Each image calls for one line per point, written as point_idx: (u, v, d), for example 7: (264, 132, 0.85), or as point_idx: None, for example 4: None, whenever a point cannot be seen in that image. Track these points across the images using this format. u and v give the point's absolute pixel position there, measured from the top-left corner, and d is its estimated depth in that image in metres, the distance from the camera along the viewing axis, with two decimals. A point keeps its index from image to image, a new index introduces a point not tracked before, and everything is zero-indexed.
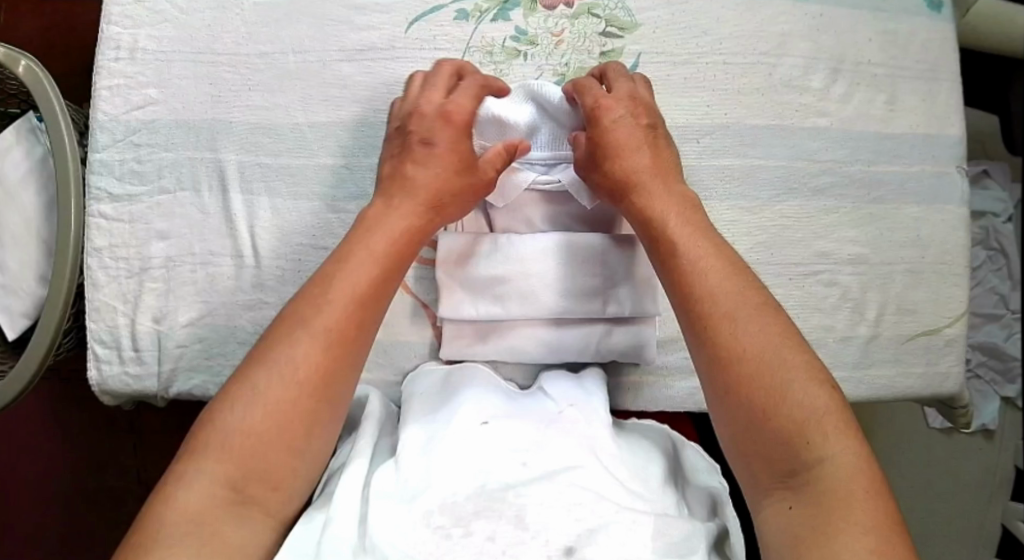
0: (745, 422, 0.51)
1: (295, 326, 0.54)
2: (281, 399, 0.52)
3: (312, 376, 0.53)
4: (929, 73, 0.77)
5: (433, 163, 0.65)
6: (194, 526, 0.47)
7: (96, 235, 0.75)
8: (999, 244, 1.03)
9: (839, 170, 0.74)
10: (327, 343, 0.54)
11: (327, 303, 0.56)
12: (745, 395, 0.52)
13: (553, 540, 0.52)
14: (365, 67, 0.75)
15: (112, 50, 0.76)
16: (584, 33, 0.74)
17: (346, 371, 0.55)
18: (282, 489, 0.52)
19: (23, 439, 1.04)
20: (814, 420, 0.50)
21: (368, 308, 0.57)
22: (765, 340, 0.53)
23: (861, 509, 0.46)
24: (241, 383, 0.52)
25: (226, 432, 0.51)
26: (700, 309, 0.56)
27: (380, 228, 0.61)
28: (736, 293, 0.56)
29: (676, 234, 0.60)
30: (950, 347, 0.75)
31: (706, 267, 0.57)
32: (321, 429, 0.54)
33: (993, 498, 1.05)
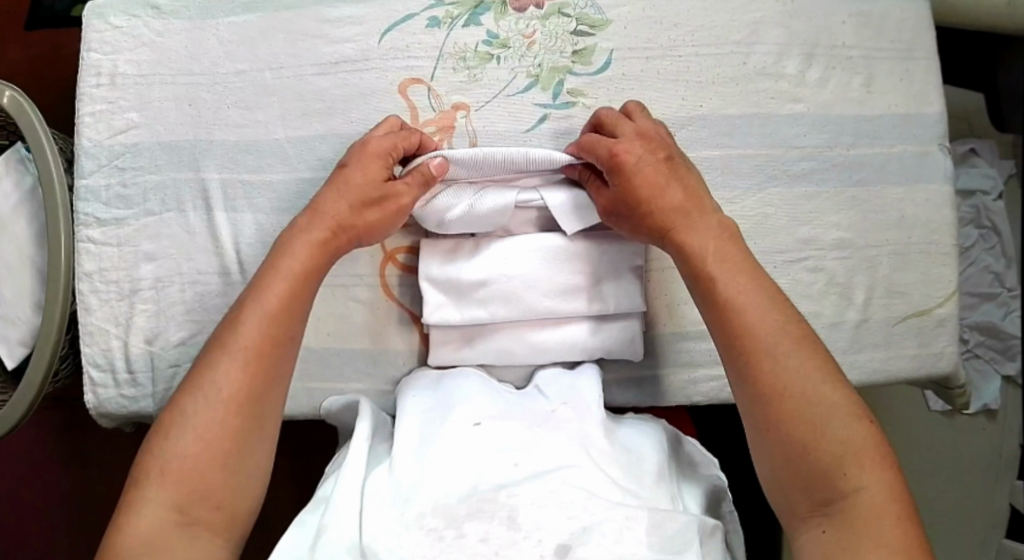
0: (783, 455, 0.51)
1: (213, 355, 0.55)
2: (206, 422, 0.52)
3: (233, 395, 0.53)
4: (905, 54, 0.76)
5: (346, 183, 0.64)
6: (146, 556, 0.48)
7: (86, 260, 0.76)
8: (991, 222, 1.03)
9: (820, 155, 0.74)
10: (243, 362, 0.54)
11: (239, 324, 0.56)
12: (783, 428, 0.51)
13: (547, 540, 0.52)
14: (341, 79, 0.75)
15: (93, 78, 0.77)
16: (555, 33, 0.74)
17: (268, 386, 0.55)
18: (226, 506, 0.51)
19: (31, 467, 1.05)
20: (853, 455, 0.50)
21: (282, 320, 0.57)
22: (807, 374, 0.52)
23: (893, 538, 0.47)
24: (169, 416, 0.53)
25: (158, 464, 0.51)
26: (742, 344, 0.55)
27: (294, 243, 0.61)
28: (775, 326, 0.55)
29: (711, 266, 0.59)
30: (943, 328, 0.74)
31: (750, 300, 0.56)
32: (250, 446, 0.53)
33: (999, 480, 1.03)
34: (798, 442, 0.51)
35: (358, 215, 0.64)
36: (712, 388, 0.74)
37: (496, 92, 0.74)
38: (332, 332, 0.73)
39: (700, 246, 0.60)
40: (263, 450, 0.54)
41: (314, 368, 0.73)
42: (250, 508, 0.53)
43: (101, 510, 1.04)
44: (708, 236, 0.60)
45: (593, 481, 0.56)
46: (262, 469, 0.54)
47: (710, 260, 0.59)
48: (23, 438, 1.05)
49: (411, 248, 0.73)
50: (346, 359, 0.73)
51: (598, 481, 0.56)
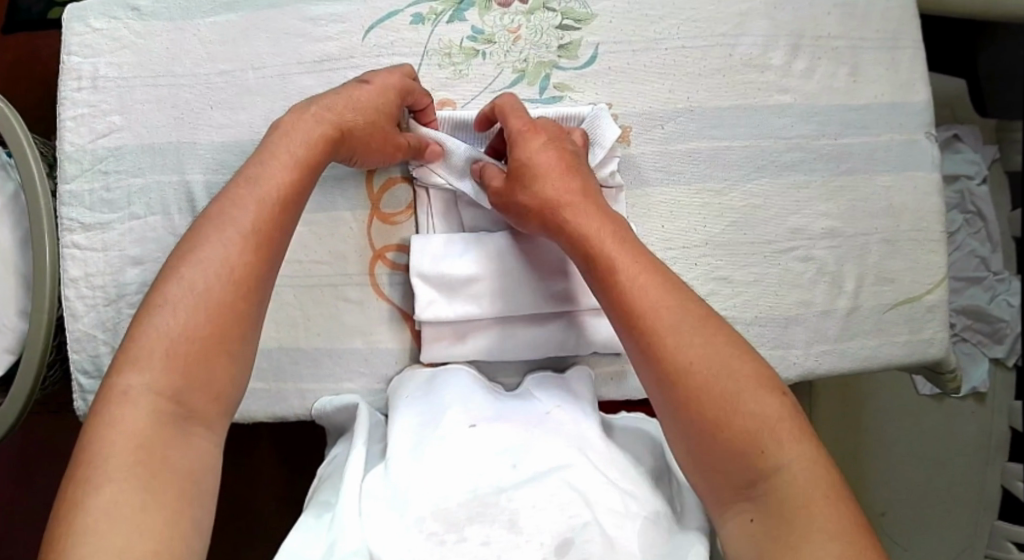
0: (697, 437, 0.50)
1: (212, 228, 0.53)
2: (216, 300, 0.50)
3: (236, 274, 0.52)
4: (890, 42, 0.77)
5: (353, 102, 0.63)
6: (143, 452, 0.46)
7: (72, 265, 0.75)
8: (975, 206, 1.04)
9: (808, 145, 0.74)
10: (248, 242, 0.53)
11: (241, 204, 0.54)
12: (695, 410, 0.50)
13: (548, 540, 0.52)
14: (325, 78, 0.75)
15: (74, 81, 0.76)
16: (541, 28, 0.74)
17: (266, 274, 0.54)
18: (221, 398, 0.50)
19: (21, 474, 1.04)
20: (769, 430, 0.49)
21: (282, 209, 0.56)
22: (709, 350, 0.52)
23: (821, 513, 0.46)
24: (168, 289, 0.50)
25: (155, 339, 0.49)
26: (643, 324, 0.54)
27: (292, 137, 0.59)
28: (676, 303, 0.54)
29: (614, 257, 0.57)
30: (932, 315, 0.75)
31: (646, 282, 0.55)
32: (251, 332, 0.52)
33: (990, 461, 1.05)
34: (710, 420, 0.50)
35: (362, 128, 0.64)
36: None
37: (482, 88, 0.73)
38: (321, 332, 0.73)
39: (597, 239, 0.59)
40: (257, 338, 0.53)
41: (305, 368, 0.73)
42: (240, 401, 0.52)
43: None
44: (606, 227, 0.60)
45: (591, 482, 0.56)
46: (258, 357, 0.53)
47: (612, 251, 0.58)
48: (12, 444, 1.04)
49: (400, 246, 0.73)
50: (338, 359, 0.73)
51: (597, 484, 0.56)
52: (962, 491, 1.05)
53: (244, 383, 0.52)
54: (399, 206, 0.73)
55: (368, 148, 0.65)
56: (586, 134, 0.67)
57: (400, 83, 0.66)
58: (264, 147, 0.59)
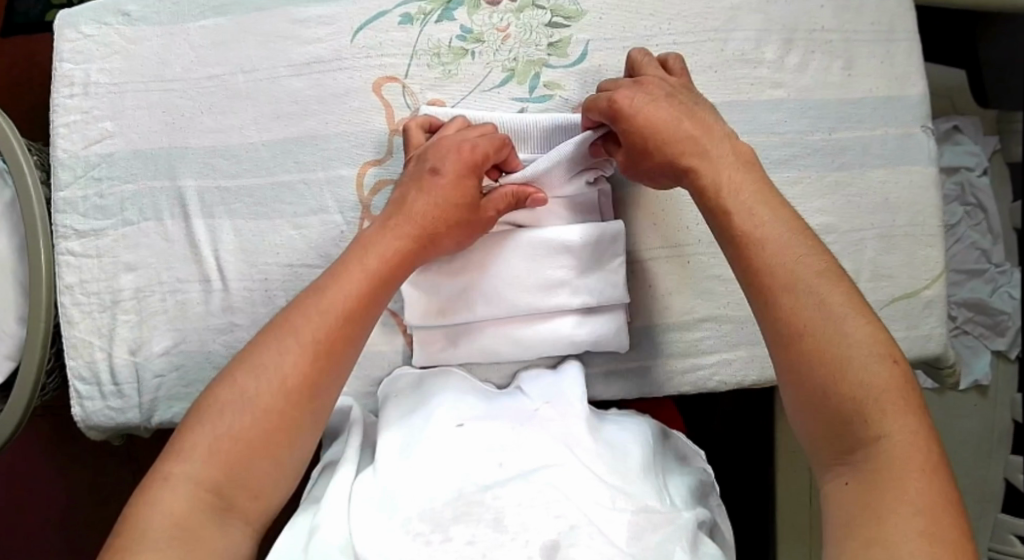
0: (806, 396, 0.49)
1: (281, 336, 0.53)
2: (266, 404, 0.51)
3: (298, 382, 0.52)
4: (885, 35, 0.76)
5: (425, 200, 0.63)
6: (179, 531, 0.46)
7: (66, 272, 0.75)
8: (976, 199, 1.02)
9: (802, 141, 0.73)
10: (314, 354, 0.53)
11: (314, 312, 0.54)
12: (806, 368, 0.49)
13: (534, 541, 0.50)
14: (314, 80, 0.74)
15: (66, 89, 0.76)
16: (530, 26, 0.73)
17: (334, 381, 0.54)
18: (263, 496, 0.50)
19: (23, 478, 1.04)
20: (876, 394, 0.47)
21: (358, 322, 0.56)
22: (830, 308, 0.50)
23: (914, 487, 0.44)
24: (223, 391, 0.51)
25: (208, 434, 0.49)
26: (760, 279, 0.52)
27: (372, 248, 0.59)
28: (799, 260, 0.52)
29: (730, 205, 0.56)
30: (931, 310, 0.74)
31: (770, 236, 0.54)
32: (303, 438, 0.52)
33: (993, 454, 1.03)
34: (815, 385, 0.48)
35: (441, 227, 0.63)
36: (700, 378, 0.73)
37: (472, 87, 0.73)
38: None
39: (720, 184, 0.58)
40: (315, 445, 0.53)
41: None
42: (281, 503, 0.52)
43: (94, 516, 1.04)
44: (730, 171, 0.59)
45: (578, 480, 0.55)
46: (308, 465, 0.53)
47: (737, 199, 0.56)
48: (16, 449, 1.05)
49: None
50: None
51: (585, 481, 0.55)
52: (965, 484, 1.03)
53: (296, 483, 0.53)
54: None
55: (449, 242, 0.64)
56: (679, 59, 0.68)
57: (476, 158, 0.64)
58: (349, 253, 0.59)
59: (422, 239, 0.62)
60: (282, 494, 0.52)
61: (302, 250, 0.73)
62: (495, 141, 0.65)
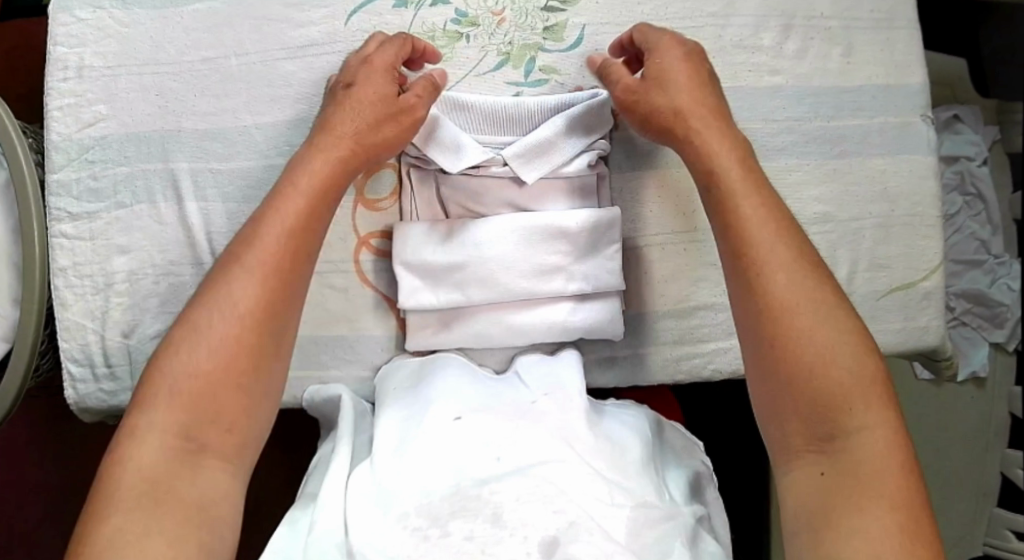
0: (786, 383, 0.50)
1: (228, 270, 0.54)
2: (222, 336, 0.52)
3: (251, 308, 0.53)
4: (885, 22, 0.75)
5: (347, 114, 0.63)
6: (152, 481, 0.47)
7: (60, 255, 0.75)
8: (976, 189, 1.02)
9: (800, 128, 0.73)
10: (262, 276, 0.54)
11: (256, 240, 0.55)
12: (785, 352, 0.51)
13: (532, 536, 0.49)
14: (309, 64, 0.74)
15: (60, 70, 0.75)
16: (526, 10, 0.72)
17: (285, 303, 0.55)
18: (235, 432, 0.51)
19: (19, 461, 1.05)
20: (856, 389, 0.49)
21: (298, 241, 0.57)
22: (813, 298, 0.52)
23: (887, 483, 0.46)
24: (179, 335, 0.52)
25: (171, 381, 0.50)
26: (748, 259, 0.54)
27: (301, 173, 0.60)
28: (785, 245, 0.54)
29: (736, 184, 0.57)
30: (928, 301, 0.73)
31: (765, 220, 0.55)
32: (265, 366, 0.53)
33: (989, 447, 1.02)
34: (798, 370, 0.50)
35: (375, 133, 0.63)
36: (694, 367, 0.73)
37: (466, 71, 0.72)
38: (307, 321, 0.73)
39: (721, 154, 0.59)
40: (277, 373, 0.54)
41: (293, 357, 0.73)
42: (257, 441, 0.53)
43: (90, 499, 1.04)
44: (732, 145, 0.60)
45: (576, 475, 0.55)
46: (276, 396, 0.54)
47: (732, 177, 0.58)
48: (12, 432, 1.05)
49: (385, 233, 0.72)
50: (324, 347, 0.73)
51: (584, 476, 0.55)
52: (960, 477, 1.02)
53: (265, 414, 0.53)
54: (382, 192, 0.72)
55: (389, 141, 0.63)
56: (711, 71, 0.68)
57: (386, 60, 0.65)
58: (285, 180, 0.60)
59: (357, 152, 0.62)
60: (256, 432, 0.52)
61: None
62: (394, 46, 0.66)
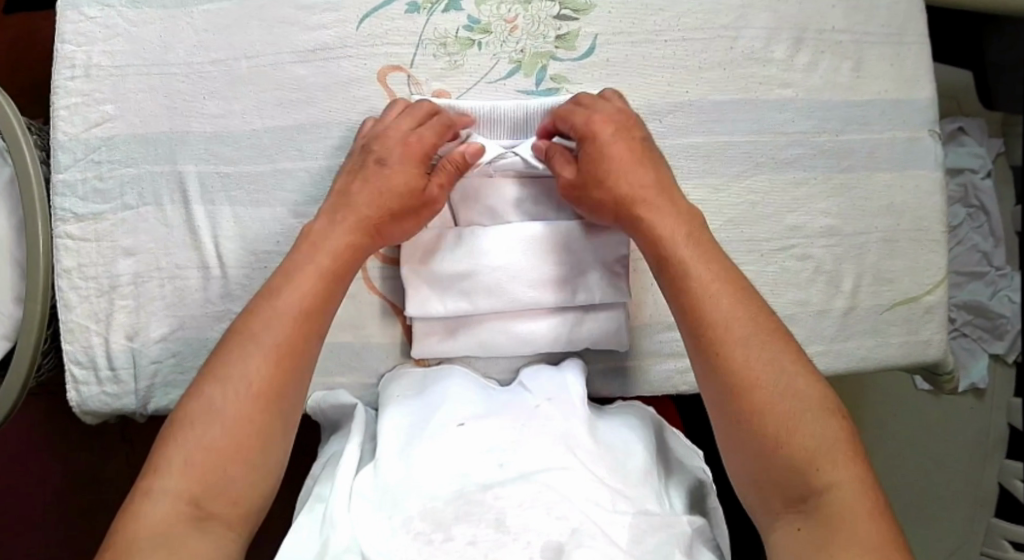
0: (757, 453, 0.51)
1: (238, 346, 0.54)
2: (238, 410, 0.52)
3: (265, 385, 0.53)
4: (896, 37, 0.75)
5: (374, 198, 0.64)
6: (160, 541, 0.47)
7: (65, 256, 0.74)
8: (978, 201, 1.03)
9: (809, 141, 0.73)
10: (277, 356, 0.54)
11: (268, 319, 0.55)
12: (755, 429, 0.51)
13: (535, 541, 0.50)
14: (318, 68, 0.73)
15: (67, 69, 0.75)
16: (538, 18, 0.72)
17: (297, 385, 0.55)
18: (244, 499, 0.51)
19: (18, 458, 1.04)
20: (824, 453, 0.49)
21: (312, 324, 0.57)
22: (778, 370, 0.52)
23: (863, 532, 0.46)
24: (195, 402, 0.52)
25: (186, 447, 0.50)
26: (712, 335, 0.54)
27: (315, 248, 0.60)
28: (741, 315, 0.54)
29: (687, 258, 0.57)
30: (931, 316, 0.74)
31: (719, 290, 0.55)
32: (277, 438, 0.53)
33: (988, 458, 1.03)
34: (768, 440, 0.50)
35: (391, 221, 0.64)
36: None
37: (478, 78, 0.72)
38: None
39: (667, 228, 0.59)
40: (285, 450, 0.54)
41: None
42: (265, 502, 0.53)
43: (87, 498, 1.04)
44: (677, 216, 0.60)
45: (579, 482, 0.55)
46: (285, 465, 0.54)
47: (680, 250, 0.58)
48: (11, 430, 1.04)
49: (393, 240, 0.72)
50: (330, 354, 0.72)
51: (586, 483, 0.55)
52: (958, 487, 1.03)
53: (275, 480, 0.53)
54: None
55: (403, 227, 0.65)
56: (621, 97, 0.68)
57: (422, 148, 0.65)
58: (294, 254, 0.60)
59: (376, 231, 0.64)
60: (265, 498, 0.52)
61: None
62: (436, 124, 0.66)
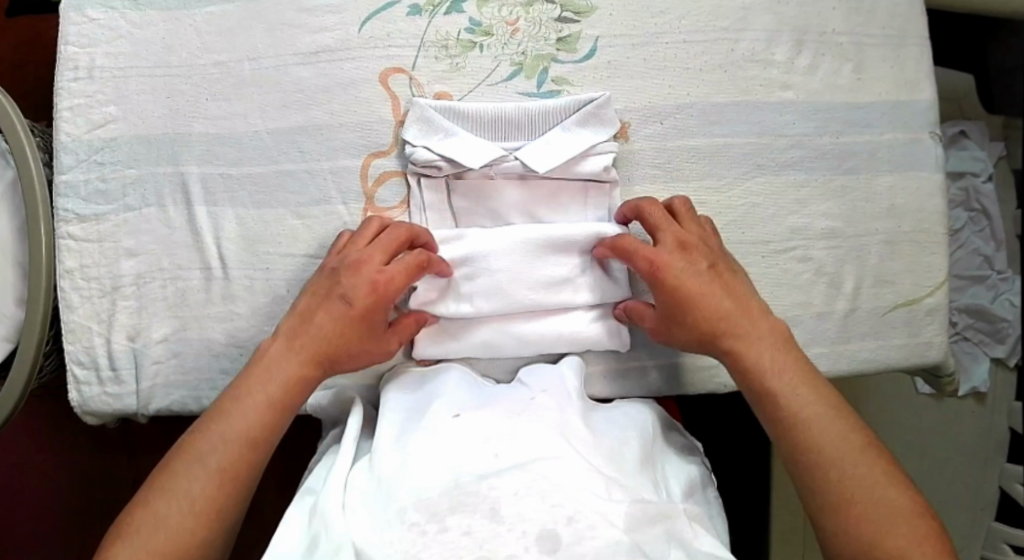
0: (854, 554, 0.53)
1: (211, 437, 0.57)
2: (196, 502, 0.55)
3: (225, 483, 0.56)
4: (897, 39, 0.75)
5: (330, 318, 0.62)
6: None
7: (67, 256, 0.74)
8: (980, 204, 1.03)
9: (810, 143, 0.73)
10: (241, 457, 0.57)
11: (244, 413, 0.58)
12: (849, 542, 0.53)
13: (530, 530, 0.51)
14: (321, 69, 0.74)
15: (70, 71, 0.75)
16: (539, 20, 0.73)
17: (254, 482, 0.59)
18: None
19: (19, 459, 1.04)
20: (916, 548, 0.52)
21: (260, 452, 0.58)
22: (867, 473, 0.55)
23: None
24: (168, 476, 0.56)
25: (143, 532, 0.53)
26: (796, 430, 0.58)
27: (279, 360, 0.61)
28: (822, 415, 0.58)
29: (776, 379, 0.60)
30: (932, 318, 0.74)
31: (814, 419, 0.58)
32: (218, 538, 0.56)
33: (990, 461, 1.02)
34: (862, 540, 0.53)
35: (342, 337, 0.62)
36: (702, 379, 0.73)
37: (479, 80, 0.73)
38: None
39: (761, 363, 0.61)
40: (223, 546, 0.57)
41: None
42: None
43: (88, 499, 1.04)
44: (766, 341, 0.62)
45: (573, 470, 0.55)
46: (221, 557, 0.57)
47: (773, 376, 0.60)
48: (13, 431, 1.05)
49: None
50: None
51: (580, 471, 0.55)
52: (959, 491, 1.03)
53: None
54: (393, 200, 0.73)
55: (350, 359, 0.63)
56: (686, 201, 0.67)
57: (368, 305, 0.62)
58: (270, 351, 0.62)
59: (329, 343, 0.62)
60: None
61: (304, 240, 0.73)
62: (405, 271, 0.63)
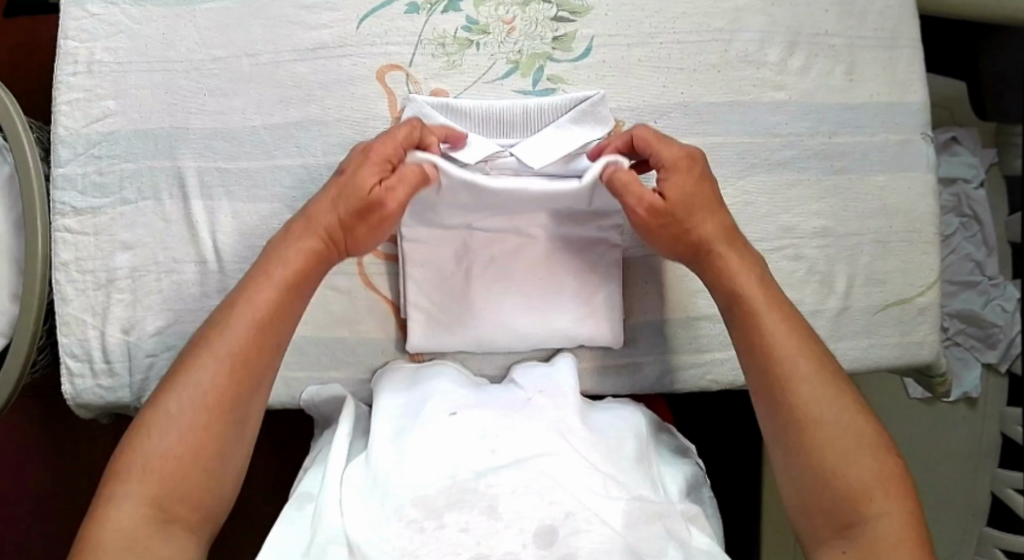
0: (807, 485, 0.53)
1: (210, 342, 0.55)
2: (205, 405, 0.53)
3: (233, 381, 0.54)
4: (888, 41, 0.76)
5: (339, 200, 0.60)
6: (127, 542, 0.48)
7: (62, 249, 0.74)
8: (972, 210, 1.04)
9: (802, 144, 0.74)
10: (248, 352, 0.55)
11: (244, 307, 0.56)
12: (812, 469, 0.53)
13: (528, 527, 0.51)
14: (319, 66, 0.74)
15: (70, 65, 0.76)
16: (536, 19, 0.74)
17: (263, 381, 0.56)
18: (202, 506, 0.52)
19: (10, 456, 1.04)
20: (875, 483, 0.52)
21: (272, 334, 0.57)
22: (834, 402, 0.55)
23: None
24: (172, 386, 0.54)
25: (158, 443, 0.51)
26: (769, 350, 0.57)
27: (280, 254, 0.59)
28: (797, 341, 0.57)
29: (755, 298, 0.59)
30: (923, 317, 0.74)
31: (789, 344, 0.57)
32: (230, 443, 0.53)
33: (980, 468, 1.03)
34: (821, 469, 0.53)
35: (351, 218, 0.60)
36: (694, 376, 0.73)
37: (475, 78, 0.74)
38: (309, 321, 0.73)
39: (744, 282, 0.60)
40: (240, 459, 0.55)
41: (291, 356, 0.72)
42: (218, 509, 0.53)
43: (78, 497, 1.04)
44: (748, 264, 0.61)
45: (571, 467, 0.55)
46: (238, 470, 0.55)
47: (751, 292, 0.59)
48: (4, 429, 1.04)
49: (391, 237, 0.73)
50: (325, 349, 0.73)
51: (578, 468, 0.55)
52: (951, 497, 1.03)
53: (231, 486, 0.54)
54: None
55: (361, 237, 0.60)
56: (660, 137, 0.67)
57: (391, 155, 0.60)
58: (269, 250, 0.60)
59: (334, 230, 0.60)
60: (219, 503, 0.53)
61: None
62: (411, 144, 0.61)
